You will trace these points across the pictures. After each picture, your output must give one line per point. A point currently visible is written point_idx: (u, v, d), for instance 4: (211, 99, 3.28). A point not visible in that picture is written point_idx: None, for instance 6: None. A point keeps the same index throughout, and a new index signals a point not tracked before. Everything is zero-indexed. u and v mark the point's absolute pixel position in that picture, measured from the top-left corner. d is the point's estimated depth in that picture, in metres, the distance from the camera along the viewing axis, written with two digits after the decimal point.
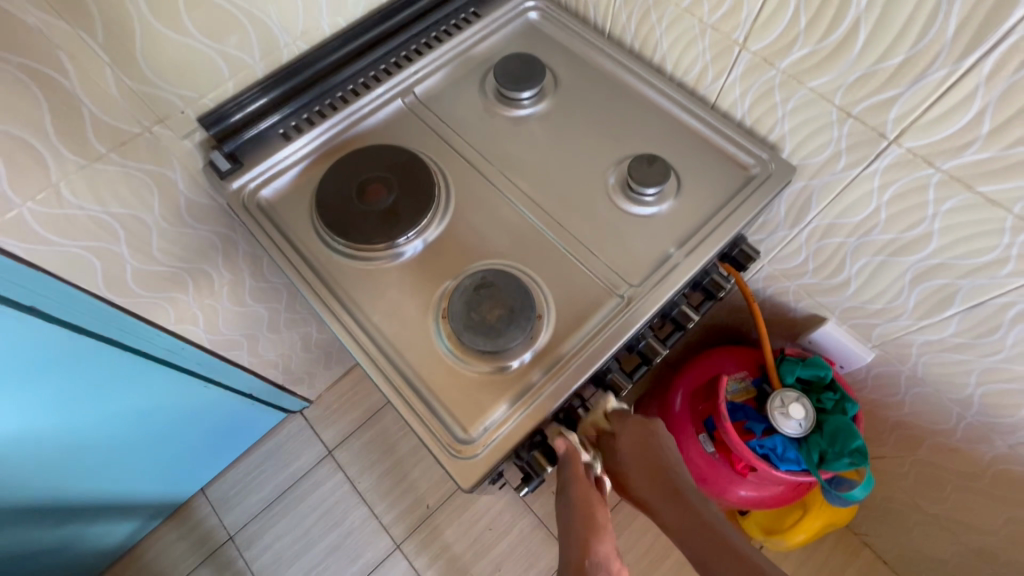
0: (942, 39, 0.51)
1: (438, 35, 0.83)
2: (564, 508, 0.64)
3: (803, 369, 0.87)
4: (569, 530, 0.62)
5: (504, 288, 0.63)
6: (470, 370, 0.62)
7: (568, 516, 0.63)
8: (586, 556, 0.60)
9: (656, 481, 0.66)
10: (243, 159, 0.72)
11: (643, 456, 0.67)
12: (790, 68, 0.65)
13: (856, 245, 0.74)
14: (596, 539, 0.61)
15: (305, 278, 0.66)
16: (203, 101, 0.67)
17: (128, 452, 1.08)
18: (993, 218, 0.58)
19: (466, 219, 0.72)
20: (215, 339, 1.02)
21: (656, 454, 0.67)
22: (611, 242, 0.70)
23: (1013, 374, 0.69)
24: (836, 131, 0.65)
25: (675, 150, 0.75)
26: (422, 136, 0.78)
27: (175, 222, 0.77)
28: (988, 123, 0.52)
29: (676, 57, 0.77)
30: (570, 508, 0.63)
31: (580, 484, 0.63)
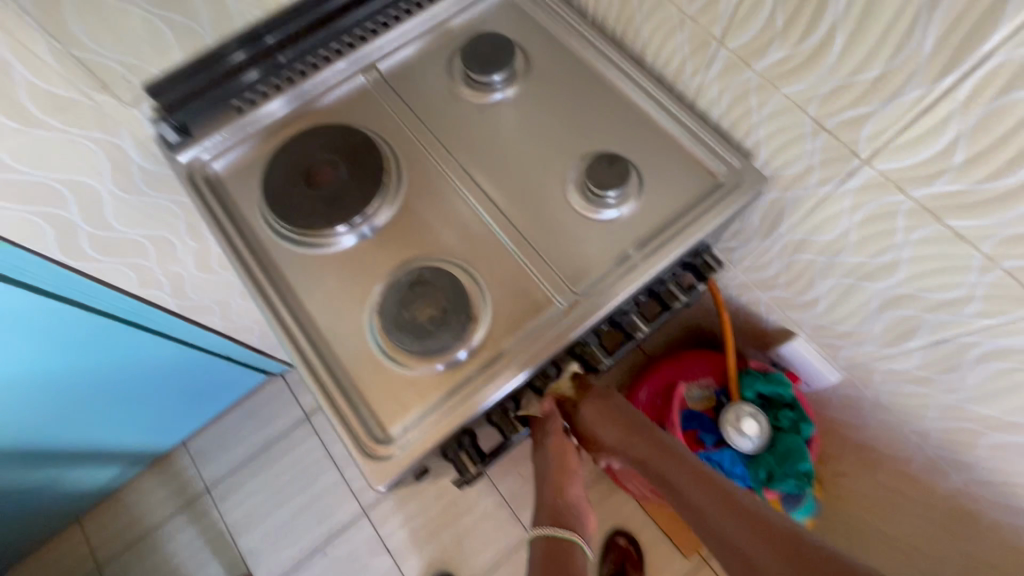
0: (919, 55, 0.46)
1: (410, 7, 0.77)
2: (542, 460, 0.73)
3: (763, 384, 0.87)
4: (547, 472, 0.72)
5: (439, 288, 0.62)
6: (397, 369, 0.61)
7: (543, 464, 0.73)
8: (560, 499, 0.70)
9: (640, 437, 0.70)
10: (193, 132, 0.70)
11: (617, 417, 0.70)
12: (766, 71, 0.59)
13: (826, 264, 0.70)
14: (569, 479, 0.71)
15: (245, 263, 0.65)
16: (147, 69, 0.65)
17: (102, 406, 1.11)
18: (961, 255, 0.53)
19: (416, 209, 0.70)
20: (182, 304, 1.03)
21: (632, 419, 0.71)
22: (563, 244, 0.67)
23: (974, 415, 0.66)
24: (810, 143, 0.60)
25: (644, 149, 0.70)
26: (380, 117, 0.74)
27: (128, 189, 0.76)
28: (961, 153, 0.47)
29: (656, 47, 0.71)
30: (549, 465, 0.72)
31: (555, 437, 0.72)
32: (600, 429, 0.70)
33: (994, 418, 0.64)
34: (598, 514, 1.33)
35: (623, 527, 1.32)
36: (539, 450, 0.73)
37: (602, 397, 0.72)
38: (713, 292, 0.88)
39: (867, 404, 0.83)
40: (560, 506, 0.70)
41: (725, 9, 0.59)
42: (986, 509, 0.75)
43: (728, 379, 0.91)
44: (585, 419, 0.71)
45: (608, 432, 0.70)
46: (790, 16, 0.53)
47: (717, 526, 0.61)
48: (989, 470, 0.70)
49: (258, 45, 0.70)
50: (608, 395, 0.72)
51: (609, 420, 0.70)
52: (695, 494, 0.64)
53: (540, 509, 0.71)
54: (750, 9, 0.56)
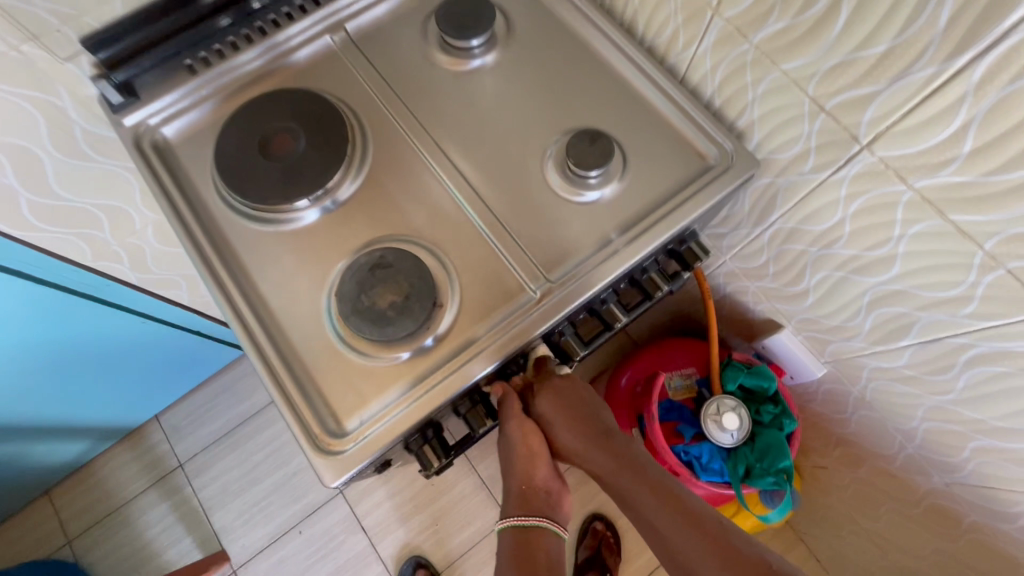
0: (932, 30, 0.41)
1: None
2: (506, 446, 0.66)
3: (746, 378, 0.85)
4: (512, 458, 0.66)
5: (402, 272, 0.57)
6: (354, 358, 0.57)
7: (508, 450, 0.66)
8: (527, 485, 0.65)
9: (600, 442, 0.64)
10: (141, 93, 0.65)
11: (577, 418, 0.64)
12: (764, 44, 0.54)
13: (817, 256, 0.66)
14: (538, 462, 0.65)
15: (194, 240, 0.61)
16: (83, 19, 0.59)
17: (63, 380, 1.06)
18: (961, 251, 0.49)
19: (382, 183, 0.64)
20: (143, 277, 0.98)
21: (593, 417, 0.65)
22: (539, 226, 0.63)
23: (961, 417, 0.63)
24: (807, 125, 0.55)
25: (630, 126, 0.65)
26: (346, 82, 0.69)
27: (71, 152, 0.70)
28: (970, 142, 0.43)
29: (648, 14, 0.66)
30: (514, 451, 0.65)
31: (517, 422, 0.64)
32: (560, 430, 0.64)
33: (981, 421, 0.61)
34: (577, 498, 1.32)
35: (600, 511, 1.31)
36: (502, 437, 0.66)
37: (564, 393, 0.64)
38: (699, 279, 0.84)
39: (851, 400, 0.80)
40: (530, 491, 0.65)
41: None
42: (966, 510, 0.73)
43: (710, 371, 0.90)
44: (543, 414, 0.64)
45: (567, 430, 0.64)
46: None
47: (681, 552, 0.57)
48: (972, 473, 0.68)
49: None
50: (569, 390, 0.65)
51: (569, 421, 0.64)
52: (655, 514, 0.59)
53: (509, 496, 0.66)
54: None
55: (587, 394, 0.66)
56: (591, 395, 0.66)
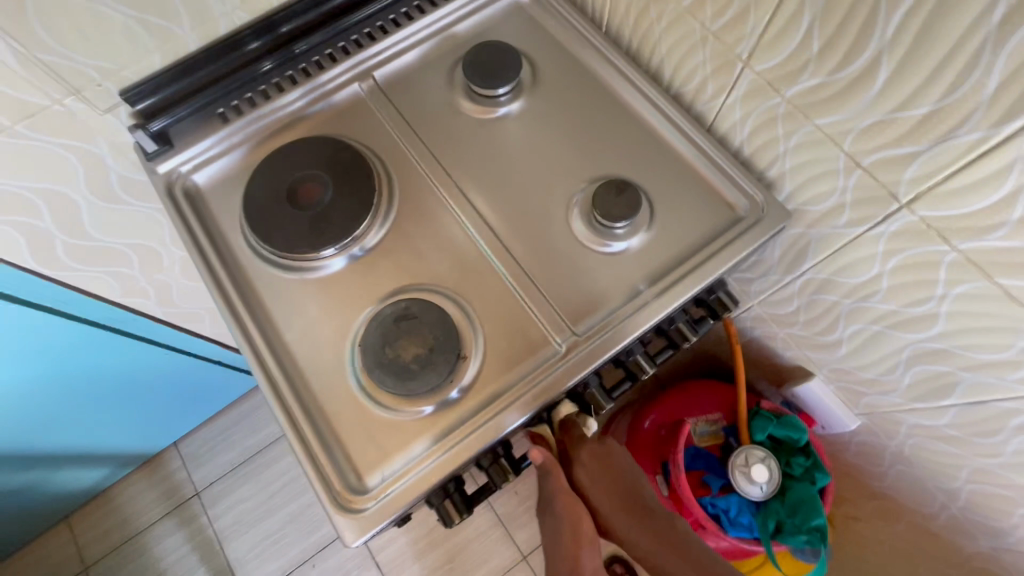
0: (979, 95, 0.40)
1: (409, 11, 0.73)
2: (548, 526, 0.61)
3: (776, 428, 0.83)
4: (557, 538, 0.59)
5: (427, 323, 0.57)
6: (377, 410, 0.56)
7: (553, 534, 0.60)
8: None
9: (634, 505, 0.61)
10: (175, 140, 0.66)
11: (616, 484, 0.61)
12: (796, 99, 0.53)
13: (851, 308, 0.64)
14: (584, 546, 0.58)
15: (221, 287, 0.61)
16: (123, 73, 0.61)
17: (88, 411, 1.07)
18: (1010, 315, 0.47)
19: (407, 230, 0.65)
20: (168, 311, 0.99)
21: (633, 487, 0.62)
22: (564, 276, 0.62)
23: (1010, 482, 0.60)
24: (842, 180, 0.54)
25: (655, 175, 0.65)
26: (372, 129, 0.69)
27: (106, 196, 0.72)
28: (1021, 208, 0.41)
29: (676, 63, 0.65)
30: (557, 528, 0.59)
31: (566, 500, 0.60)
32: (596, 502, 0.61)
33: None
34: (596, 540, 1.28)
35: (620, 553, 1.27)
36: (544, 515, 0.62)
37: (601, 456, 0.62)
38: (726, 324, 0.82)
39: (888, 454, 0.77)
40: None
41: (754, 28, 0.53)
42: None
43: (738, 419, 0.88)
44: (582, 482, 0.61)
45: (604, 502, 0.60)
46: (827, 40, 0.47)
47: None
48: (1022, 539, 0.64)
49: (246, 47, 0.66)
50: (604, 456, 0.62)
51: (606, 491, 0.61)
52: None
53: None
54: (780, 30, 0.51)
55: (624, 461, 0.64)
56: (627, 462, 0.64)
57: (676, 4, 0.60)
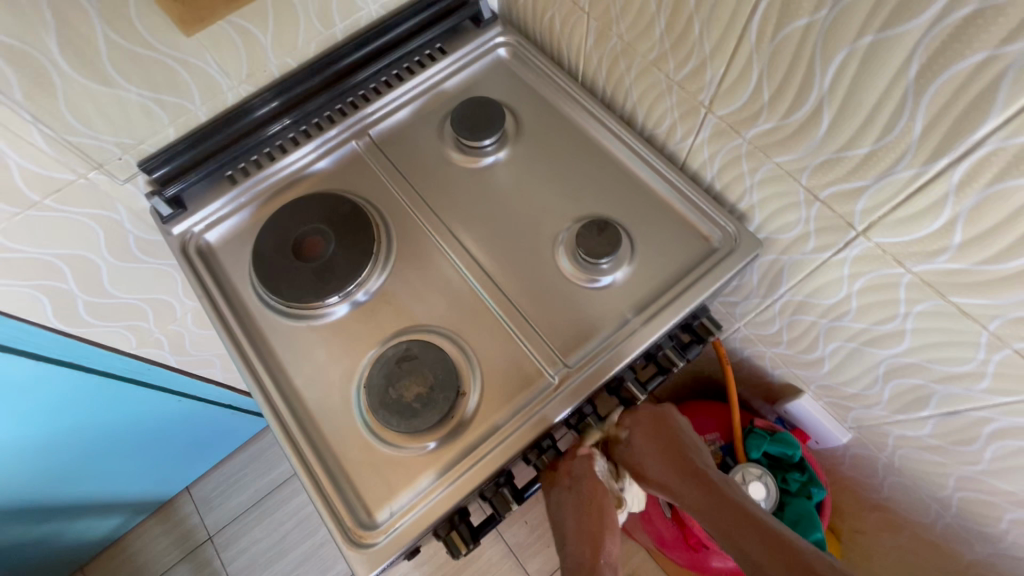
0: (908, 137, 0.44)
1: (400, 73, 0.79)
2: (560, 494, 0.69)
3: (770, 445, 0.87)
4: (569, 516, 0.68)
5: (427, 362, 0.61)
6: (384, 448, 0.60)
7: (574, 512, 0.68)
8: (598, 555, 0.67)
9: (691, 479, 0.66)
10: (188, 204, 0.71)
11: (663, 448, 0.69)
12: (755, 140, 0.58)
13: (828, 327, 0.67)
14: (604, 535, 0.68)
15: (235, 338, 0.65)
16: (142, 146, 0.67)
17: (104, 460, 1.10)
18: (967, 329, 0.51)
19: (406, 275, 0.69)
20: (182, 359, 1.04)
21: (681, 447, 0.69)
22: (554, 310, 0.66)
23: (993, 488, 0.62)
24: (804, 211, 0.58)
25: (633, 214, 0.70)
26: (370, 182, 0.75)
27: (123, 257, 0.77)
28: (960, 234, 0.45)
29: (647, 108, 0.71)
30: (581, 511, 0.68)
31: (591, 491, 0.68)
32: (649, 458, 0.68)
33: (1014, 493, 0.60)
34: None
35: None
36: (556, 488, 0.68)
37: (647, 425, 0.71)
38: (715, 346, 0.86)
39: (881, 465, 0.79)
40: (593, 568, 0.66)
41: (711, 78, 0.58)
42: None
43: (734, 438, 0.91)
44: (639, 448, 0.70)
45: (654, 459, 0.68)
46: (775, 89, 0.52)
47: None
48: (1013, 543, 0.66)
49: (255, 114, 0.72)
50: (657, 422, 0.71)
51: (659, 448, 0.69)
52: (755, 548, 0.58)
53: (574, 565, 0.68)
54: (735, 81, 0.56)
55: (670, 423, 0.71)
56: (673, 424, 0.72)
57: (641, 58, 0.66)
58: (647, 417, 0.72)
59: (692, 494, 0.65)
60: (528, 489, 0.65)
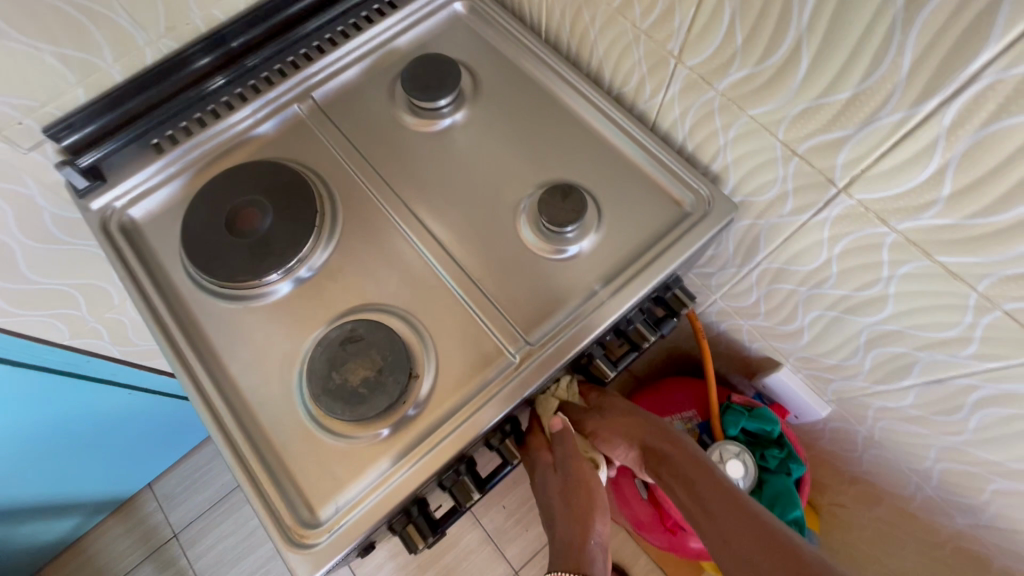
0: (896, 75, 0.39)
1: (345, 29, 0.72)
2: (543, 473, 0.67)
3: (748, 422, 0.83)
4: (555, 496, 0.67)
5: (375, 344, 0.55)
6: (329, 439, 0.54)
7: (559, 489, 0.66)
8: (586, 534, 0.64)
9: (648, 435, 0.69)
10: (107, 175, 0.64)
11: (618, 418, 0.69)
12: (729, 91, 0.53)
13: (807, 295, 0.64)
14: (595, 512, 0.65)
15: (162, 322, 0.59)
16: (46, 109, 0.60)
17: (49, 462, 1.02)
18: (954, 292, 0.47)
19: (354, 249, 0.63)
20: (125, 350, 0.98)
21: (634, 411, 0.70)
22: (516, 284, 0.61)
23: (976, 459, 0.60)
24: (781, 169, 0.54)
25: (601, 178, 0.65)
26: (315, 150, 0.68)
27: (41, 237, 0.70)
28: (949, 185, 0.41)
29: (613, 64, 0.65)
30: (569, 492, 0.65)
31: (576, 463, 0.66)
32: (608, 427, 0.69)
33: (997, 463, 0.58)
34: None
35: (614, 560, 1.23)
36: (540, 467, 0.67)
37: (614, 403, 0.71)
38: (690, 320, 0.82)
39: (860, 438, 0.77)
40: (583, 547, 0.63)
41: (680, 23, 0.53)
42: (994, 552, 0.69)
43: (711, 416, 0.88)
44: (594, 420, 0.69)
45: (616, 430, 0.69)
46: (749, 31, 0.47)
47: (736, 549, 0.55)
48: (995, 514, 0.64)
49: (196, 64, 0.66)
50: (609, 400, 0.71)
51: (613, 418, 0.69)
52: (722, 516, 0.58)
53: (558, 554, 0.64)
54: (705, 25, 0.50)
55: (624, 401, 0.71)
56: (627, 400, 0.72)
57: (606, 6, 0.60)
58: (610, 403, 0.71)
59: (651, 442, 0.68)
60: (491, 478, 0.60)
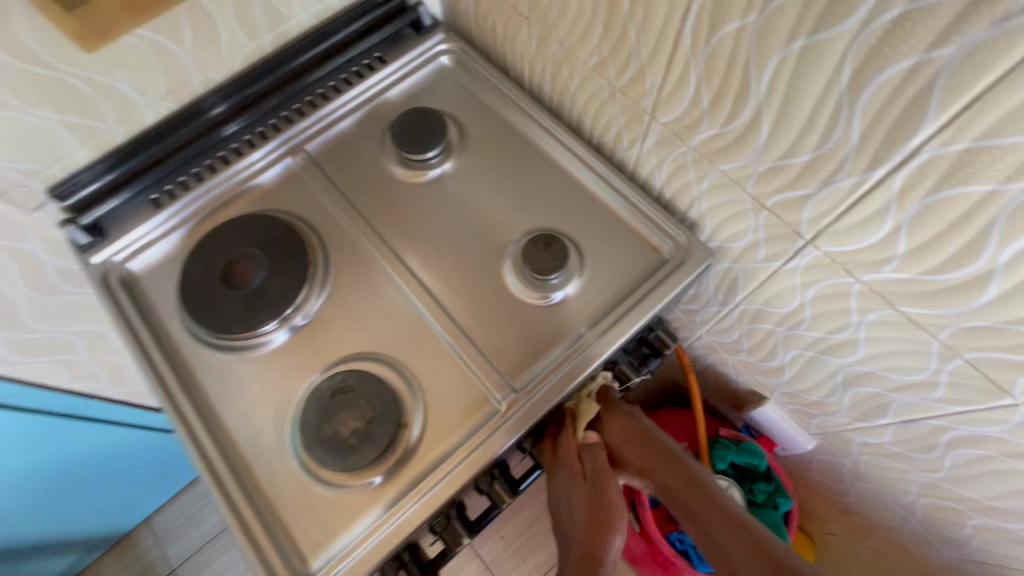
0: (847, 144, 0.42)
1: (337, 84, 0.76)
2: (562, 478, 0.61)
3: (736, 455, 0.88)
4: (579, 511, 0.59)
5: (365, 395, 0.57)
6: (321, 488, 0.56)
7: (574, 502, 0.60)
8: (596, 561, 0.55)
9: (670, 464, 0.61)
10: (109, 231, 0.66)
11: (635, 436, 0.63)
12: (700, 147, 0.56)
13: (785, 336, 0.65)
14: (612, 533, 0.56)
15: (159, 374, 0.61)
16: (51, 172, 0.63)
17: (48, 501, 1.03)
18: (918, 340, 0.49)
19: (346, 298, 0.65)
20: (121, 390, 0.99)
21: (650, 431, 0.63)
22: (502, 330, 0.63)
23: (954, 495, 0.61)
24: (752, 220, 0.56)
25: (583, 225, 0.67)
26: (308, 201, 0.71)
27: (43, 288, 0.73)
28: (903, 244, 0.44)
29: (593, 116, 0.68)
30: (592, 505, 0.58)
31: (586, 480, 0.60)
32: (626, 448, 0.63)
33: (975, 500, 0.59)
34: None
35: None
36: (557, 475, 0.62)
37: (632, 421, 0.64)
38: (677, 355, 0.83)
39: (846, 471, 0.78)
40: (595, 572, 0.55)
41: (652, 84, 0.56)
42: None
43: (700, 449, 0.90)
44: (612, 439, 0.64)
45: (636, 453, 0.62)
46: (714, 95, 0.50)
47: None
48: (978, 548, 0.65)
49: (210, 114, 0.70)
50: (631, 416, 0.64)
51: (630, 438, 0.63)
52: (743, 563, 0.54)
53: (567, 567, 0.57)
54: (674, 88, 0.53)
55: (644, 420, 0.64)
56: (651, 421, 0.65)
57: (583, 64, 0.63)
58: (620, 423, 0.63)
59: (674, 478, 0.61)
60: (482, 520, 0.61)
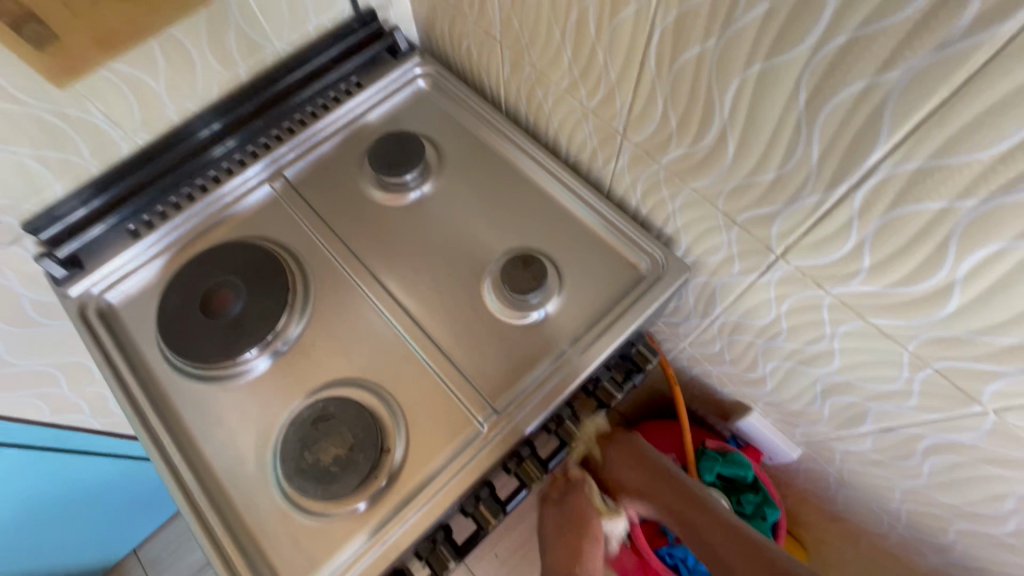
0: (807, 163, 0.43)
1: (315, 110, 0.76)
2: (552, 514, 0.69)
3: (722, 466, 0.90)
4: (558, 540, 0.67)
5: (346, 421, 0.57)
6: (303, 517, 0.55)
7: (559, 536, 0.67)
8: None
9: (662, 482, 0.69)
10: (86, 262, 0.66)
11: (634, 460, 0.70)
12: (670, 166, 0.57)
13: (764, 347, 0.66)
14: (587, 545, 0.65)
15: (137, 407, 0.60)
16: (25, 207, 0.63)
17: (32, 537, 1.01)
18: (890, 350, 0.50)
19: (327, 324, 0.65)
20: (106, 420, 0.97)
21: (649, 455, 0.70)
22: (482, 351, 0.63)
23: (936, 501, 0.62)
24: (725, 235, 0.57)
25: (561, 244, 0.68)
26: (288, 227, 0.71)
27: (21, 322, 0.72)
28: (868, 257, 0.44)
29: (568, 135, 0.69)
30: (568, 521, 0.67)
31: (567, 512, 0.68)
32: (622, 469, 0.70)
33: (956, 505, 0.60)
34: None
35: None
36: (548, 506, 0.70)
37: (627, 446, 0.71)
38: (662, 366, 0.84)
39: (832, 478, 0.78)
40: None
41: (622, 106, 0.57)
42: None
43: (689, 458, 0.91)
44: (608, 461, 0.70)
45: (630, 474, 0.70)
46: (681, 117, 0.51)
47: None
48: (963, 553, 0.66)
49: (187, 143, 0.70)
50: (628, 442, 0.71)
51: (626, 461, 0.70)
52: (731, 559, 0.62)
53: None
54: (643, 109, 0.55)
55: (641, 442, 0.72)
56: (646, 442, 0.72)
57: (556, 86, 0.64)
58: (619, 448, 0.70)
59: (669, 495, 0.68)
60: (469, 546, 0.60)
